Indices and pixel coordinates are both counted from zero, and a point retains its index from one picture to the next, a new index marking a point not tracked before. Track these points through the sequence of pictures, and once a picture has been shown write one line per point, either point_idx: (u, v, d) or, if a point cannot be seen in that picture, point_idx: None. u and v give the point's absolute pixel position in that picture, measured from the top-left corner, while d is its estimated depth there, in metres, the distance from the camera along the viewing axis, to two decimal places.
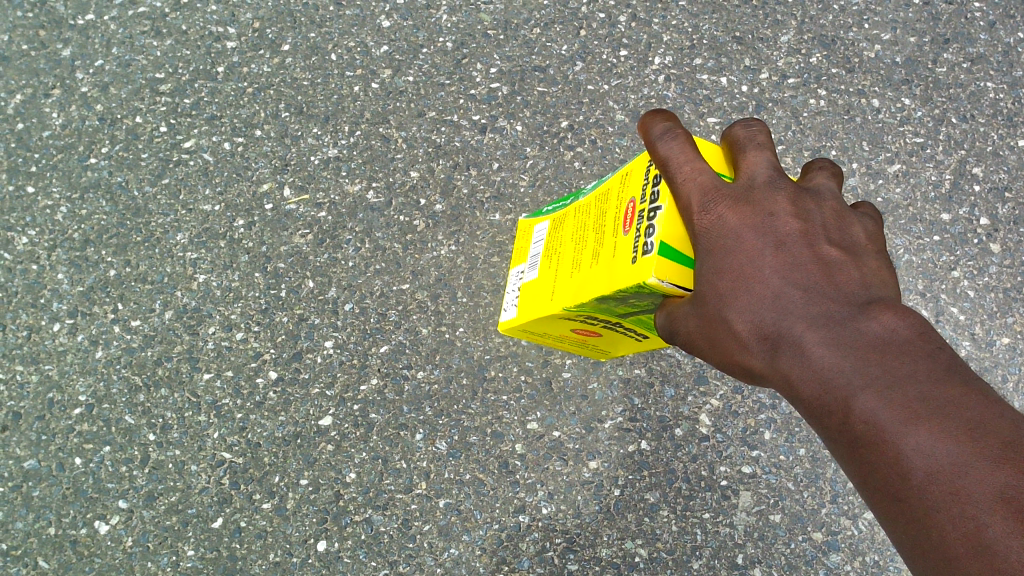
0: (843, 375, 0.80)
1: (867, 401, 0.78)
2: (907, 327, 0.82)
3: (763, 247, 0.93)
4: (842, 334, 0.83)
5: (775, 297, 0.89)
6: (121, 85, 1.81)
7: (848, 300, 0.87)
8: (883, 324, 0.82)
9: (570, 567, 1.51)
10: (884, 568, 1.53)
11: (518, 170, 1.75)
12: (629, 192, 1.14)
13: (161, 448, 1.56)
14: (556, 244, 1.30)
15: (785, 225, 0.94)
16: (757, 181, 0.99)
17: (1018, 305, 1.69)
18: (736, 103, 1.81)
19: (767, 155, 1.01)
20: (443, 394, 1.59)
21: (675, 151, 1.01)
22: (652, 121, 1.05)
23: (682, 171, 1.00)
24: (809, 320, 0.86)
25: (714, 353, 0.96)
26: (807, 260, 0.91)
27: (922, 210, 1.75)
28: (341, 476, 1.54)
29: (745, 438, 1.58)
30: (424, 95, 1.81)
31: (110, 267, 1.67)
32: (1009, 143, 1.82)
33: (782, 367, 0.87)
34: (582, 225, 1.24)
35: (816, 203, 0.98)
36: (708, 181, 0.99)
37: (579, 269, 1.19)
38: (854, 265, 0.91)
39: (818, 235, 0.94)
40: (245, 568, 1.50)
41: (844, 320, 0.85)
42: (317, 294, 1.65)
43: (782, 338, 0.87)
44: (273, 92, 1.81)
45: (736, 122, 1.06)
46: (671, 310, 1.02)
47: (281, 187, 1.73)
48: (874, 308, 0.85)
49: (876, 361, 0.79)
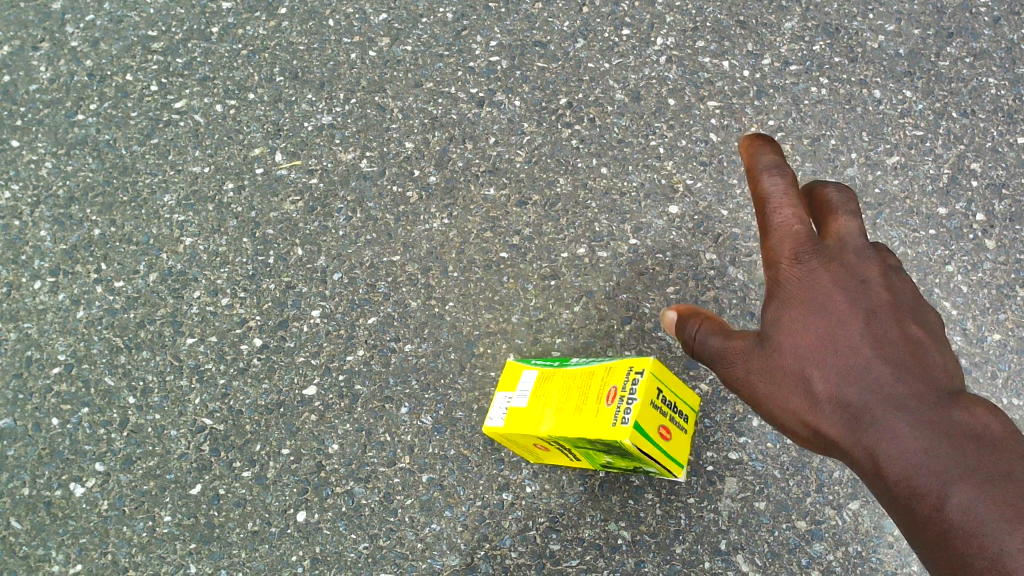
0: (940, 464, 0.84)
1: (964, 493, 0.82)
2: (997, 426, 0.86)
3: (855, 316, 0.97)
4: (935, 424, 0.88)
5: (866, 368, 0.93)
6: (112, 41, 1.77)
7: (935, 389, 0.91)
8: (976, 420, 0.87)
9: (552, 546, 1.47)
10: (868, 560, 1.49)
11: (515, 145, 1.71)
12: (616, 374, 1.29)
13: (140, 411, 1.53)
14: (543, 380, 1.36)
15: (877, 298, 0.98)
16: (851, 248, 1.01)
17: (1011, 302, 1.66)
18: (737, 87, 1.78)
19: (858, 222, 1.02)
20: (430, 367, 1.55)
21: (778, 189, 0.99)
22: (759, 150, 1.02)
23: (782, 215, 0.99)
24: (899, 403, 0.90)
25: (773, 408, 1.00)
26: (895, 340, 0.95)
27: (919, 203, 1.72)
28: (323, 447, 1.51)
29: (733, 424, 1.54)
30: (422, 65, 1.77)
31: (95, 226, 1.64)
32: (1008, 139, 1.79)
33: (866, 442, 0.90)
34: (572, 378, 1.33)
35: (901, 281, 1.01)
36: (805, 231, 0.99)
37: (567, 411, 1.28)
38: (938, 352, 0.96)
39: (906, 315, 0.98)
40: (222, 536, 1.47)
41: (937, 411, 0.89)
42: (305, 262, 1.62)
43: (868, 414, 0.91)
44: (268, 55, 1.76)
45: (825, 184, 1.05)
46: (727, 351, 1.05)
47: (273, 152, 1.69)
48: (965, 403, 0.90)
49: (971, 454, 0.84)
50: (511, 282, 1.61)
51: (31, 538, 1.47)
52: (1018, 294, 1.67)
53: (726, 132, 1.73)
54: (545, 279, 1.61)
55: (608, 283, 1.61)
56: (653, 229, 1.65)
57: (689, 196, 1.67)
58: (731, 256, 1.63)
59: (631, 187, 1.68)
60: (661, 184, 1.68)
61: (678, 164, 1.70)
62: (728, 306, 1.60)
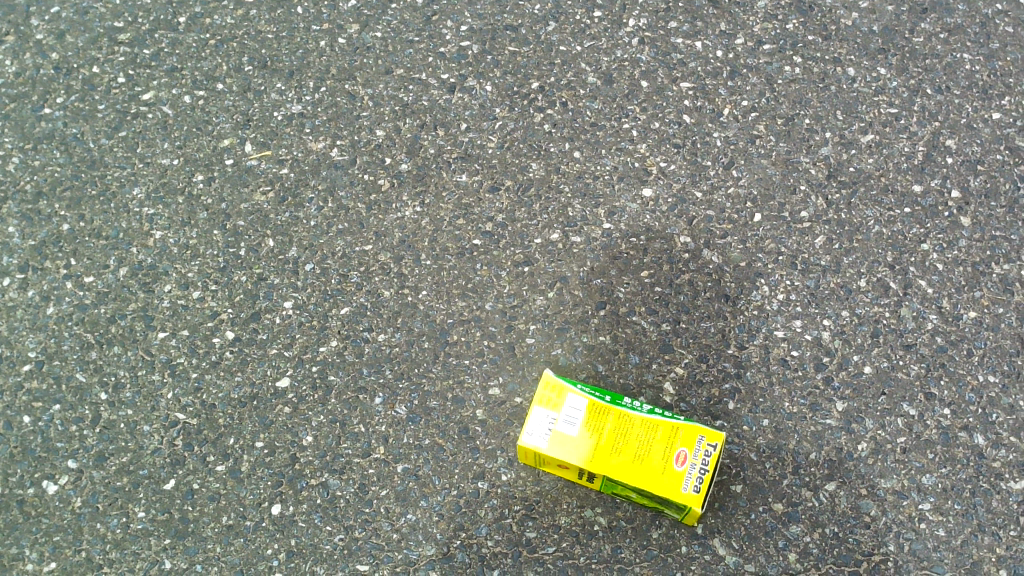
0: None
1: None
2: None
3: None
4: None
5: None
6: (78, 33, 1.74)
7: None
8: None
9: (528, 534, 1.40)
10: (845, 541, 1.39)
11: (487, 132, 1.66)
12: None
13: (112, 407, 1.49)
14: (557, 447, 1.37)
15: None
16: None
17: (987, 279, 1.55)
18: (709, 68, 1.70)
19: None
20: (404, 357, 1.51)
21: None
22: None
23: None
24: None
25: None
26: None
27: (893, 181, 1.61)
28: (297, 439, 1.47)
29: (709, 408, 1.46)
30: (391, 52, 1.72)
31: (63, 221, 1.61)
32: (984, 115, 1.67)
33: None
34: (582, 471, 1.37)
35: None
36: None
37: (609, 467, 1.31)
38: None
39: None
40: (197, 531, 1.42)
41: None
42: (276, 254, 1.58)
43: None
44: (236, 45, 1.73)
45: None
46: None
47: (242, 143, 1.66)
48: None
49: None
50: (484, 269, 1.56)
51: (5, 536, 1.43)
52: (994, 272, 1.56)
53: (699, 114, 1.66)
54: (519, 265, 1.56)
55: (581, 268, 1.56)
56: (627, 213, 1.59)
57: (663, 178, 1.61)
58: (706, 239, 1.57)
59: (604, 171, 1.62)
60: (635, 167, 1.62)
61: (651, 146, 1.64)
62: (702, 289, 1.54)
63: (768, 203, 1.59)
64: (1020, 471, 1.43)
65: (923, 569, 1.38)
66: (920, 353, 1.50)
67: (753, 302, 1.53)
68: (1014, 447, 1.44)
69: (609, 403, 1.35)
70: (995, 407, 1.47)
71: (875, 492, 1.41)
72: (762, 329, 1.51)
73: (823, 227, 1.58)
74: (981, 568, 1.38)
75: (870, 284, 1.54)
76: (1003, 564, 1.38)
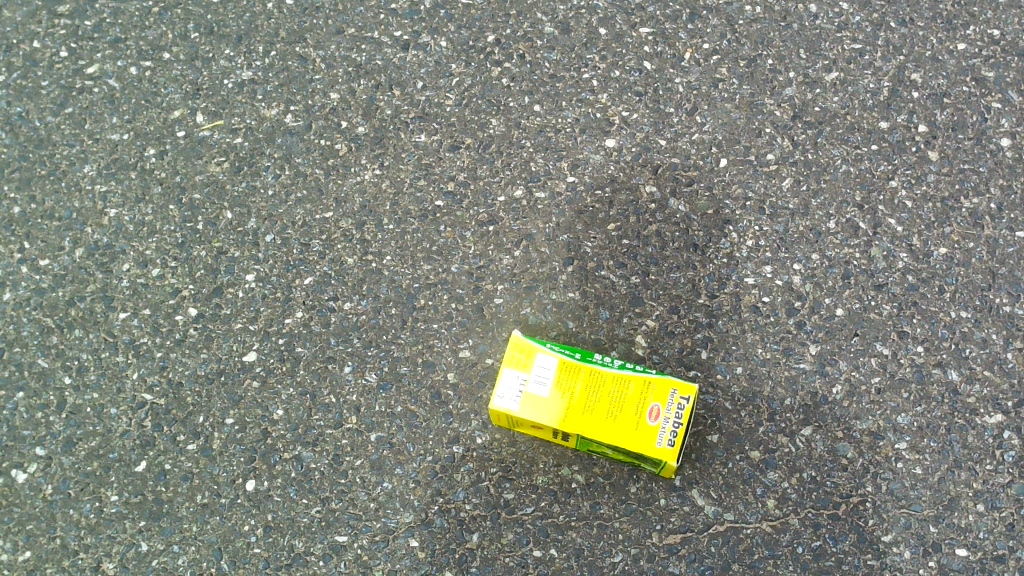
0: None
1: None
2: None
3: None
4: None
5: None
6: (15, 8, 1.64)
7: None
8: None
9: (506, 496, 1.34)
10: (823, 484, 1.34)
11: (444, 89, 1.56)
12: None
13: (78, 392, 1.41)
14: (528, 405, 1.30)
15: None
16: None
17: (957, 214, 1.48)
18: (669, 12, 1.59)
19: None
20: (372, 324, 1.43)
21: None
22: None
23: None
24: None
25: None
26: None
27: (860, 119, 1.53)
28: (268, 414, 1.39)
29: (682, 358, 1.40)
30: (341, 10, 1.61)
31: (14, 204, 1.52)
32: (949, 47, 1.57)
33: None
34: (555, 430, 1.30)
35: None
36: None
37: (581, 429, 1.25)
38: None
39: None
40: (172, 512, 1.35)
41: None
42: (236, 226, 1.49)
43: None
44: (180, 11, 1.62)
45: None
46: None
47: (193, 114, 1.56)
48: None
49: None
50: (448, 231, 1.48)
51: None
52: (964, 207, 1.48)
53: (660, 60, 1.56)
54: (483, 225, 1.48)
55: (547, 224, 1.47)
56: (591, 165, 1.51)
57: (626, 128, 1.53)
58: (671, 187, 1.49)
59: (566, 123, 1.53)
60: (596, 118, 1.53)
61: (613, 96, 1.55)
62: (670, 239, 1.46)
63: (734, 147, 1.51)
64: (994, 405, 1.38)
65: (901, 508, 1.33)
66: (892, 293, 1.43)
67: (723, 250, 1.45)
68: (988, 381, 1.39)
69: (580, 359, 1.28)
70: (967, 341, 1.41)
71: (850, 434, 1.36)
72: (731, 277, 1.44)
73: (790, 168, 1.50)
74: (959, 504, 1.33)
75: (839, 226, 1.47)
76: (981, 499, 1.34)
